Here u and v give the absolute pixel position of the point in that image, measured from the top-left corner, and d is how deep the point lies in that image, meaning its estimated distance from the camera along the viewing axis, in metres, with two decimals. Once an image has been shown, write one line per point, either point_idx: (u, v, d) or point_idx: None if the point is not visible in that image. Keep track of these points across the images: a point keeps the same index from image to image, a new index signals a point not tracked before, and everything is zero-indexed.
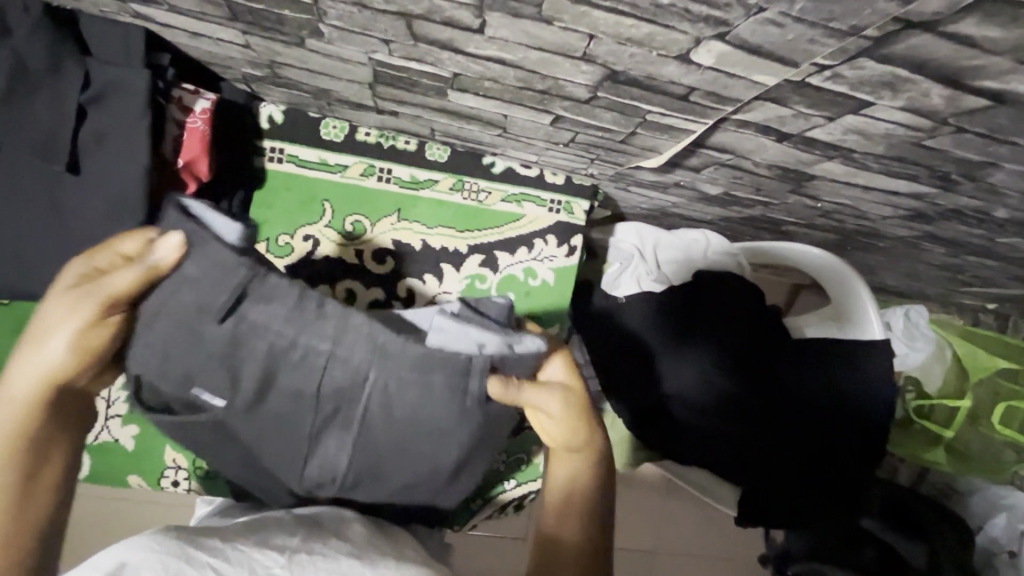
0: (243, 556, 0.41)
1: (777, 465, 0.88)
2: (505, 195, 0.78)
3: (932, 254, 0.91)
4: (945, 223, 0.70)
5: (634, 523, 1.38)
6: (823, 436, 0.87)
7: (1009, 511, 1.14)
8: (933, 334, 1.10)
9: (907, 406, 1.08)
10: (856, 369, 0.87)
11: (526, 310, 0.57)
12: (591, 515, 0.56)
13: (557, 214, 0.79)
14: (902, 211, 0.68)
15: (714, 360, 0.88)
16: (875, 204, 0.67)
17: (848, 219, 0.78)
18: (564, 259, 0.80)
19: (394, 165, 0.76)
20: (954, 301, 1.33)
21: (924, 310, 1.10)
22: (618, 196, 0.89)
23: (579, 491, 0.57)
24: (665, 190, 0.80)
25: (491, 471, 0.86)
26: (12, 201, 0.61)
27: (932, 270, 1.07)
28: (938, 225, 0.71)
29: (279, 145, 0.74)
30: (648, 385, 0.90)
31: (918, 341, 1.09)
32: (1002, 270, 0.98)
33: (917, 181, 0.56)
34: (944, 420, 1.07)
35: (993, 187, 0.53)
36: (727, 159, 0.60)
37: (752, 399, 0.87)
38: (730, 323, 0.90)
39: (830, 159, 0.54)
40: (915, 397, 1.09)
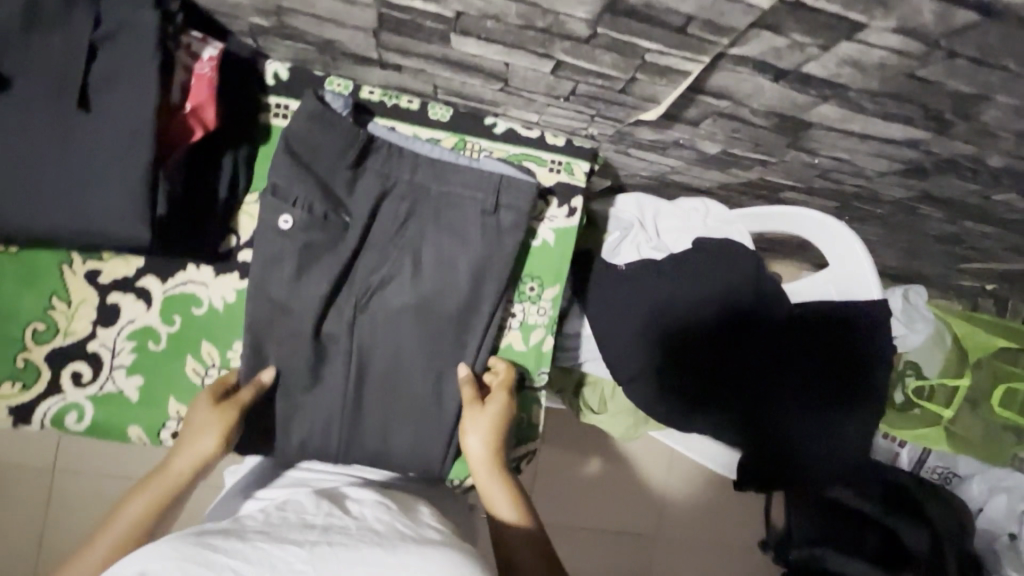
0: (261, 555, 0.44)
1: (774, 423, 0.89)
2: (506, 155, 0.78)
3: (930, 221, 0.92)
4: (940, 178, 0.71)
5: (629, 504, 1.44)
6: (820, 393, 0.87)
7: (1008, 493, 1.18)
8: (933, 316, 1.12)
9: (907, 387, 1.11)
10: (857, 330, 0.87)
11: (524, 190, 0.74)
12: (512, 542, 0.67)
13: (558, 174, 0.80)
14: (898, 165, 0.69)
15: (711, 317, 0.90)
16: (870, 157, 0.68)
17: (846, 180, 0.78)
18: (564, 220, 0.80)
19: (397, 123, 0.76)
20: (952, 282, 1.33)
21: (925, 292, 1.12)
22: (618, 162, 0.90)
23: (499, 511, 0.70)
24: (665, 151, 0.81)
25: None
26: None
27: (930, 244, 1.08)
28: (934, 181, 0.72)
29: (285, 102, 0.71)
30: (636, 352, 0.91)
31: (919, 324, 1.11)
32: (999, 240, 0.99)
33: (912, 125, 0.57)
34: (944, 400, 1.09)
35: (985, 128, 0.54)
36: (724, 108, 0.61)
37: (746, 359, 0.90)
38: (727, 283, 0.90)
39: (826, 102, 0.55)
40: (914, 379, 1.12)
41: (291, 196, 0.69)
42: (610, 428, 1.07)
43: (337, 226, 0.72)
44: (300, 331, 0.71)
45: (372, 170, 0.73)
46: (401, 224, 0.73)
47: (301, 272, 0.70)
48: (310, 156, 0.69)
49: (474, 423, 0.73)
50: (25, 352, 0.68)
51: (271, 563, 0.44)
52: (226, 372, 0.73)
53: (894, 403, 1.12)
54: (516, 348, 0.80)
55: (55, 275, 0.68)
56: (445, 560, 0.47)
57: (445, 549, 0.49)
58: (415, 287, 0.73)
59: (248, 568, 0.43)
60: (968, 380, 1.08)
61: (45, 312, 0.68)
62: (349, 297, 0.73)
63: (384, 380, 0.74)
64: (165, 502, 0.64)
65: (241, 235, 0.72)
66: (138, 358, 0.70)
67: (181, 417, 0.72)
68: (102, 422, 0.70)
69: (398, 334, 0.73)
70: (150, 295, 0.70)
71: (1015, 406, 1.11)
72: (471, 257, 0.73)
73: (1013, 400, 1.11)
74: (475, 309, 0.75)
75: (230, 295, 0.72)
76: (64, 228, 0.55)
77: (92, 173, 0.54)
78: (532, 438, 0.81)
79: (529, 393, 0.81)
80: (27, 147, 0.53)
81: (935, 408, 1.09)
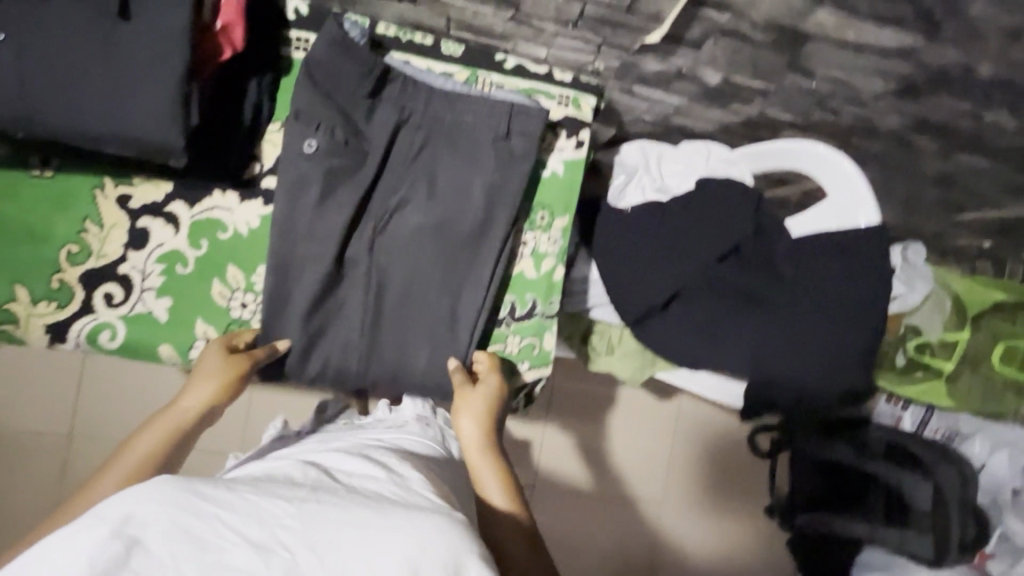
0: (250, 505, 0.40)
1: (780, 352, 0.89)
2: (516, 87, 0.81)
3: (924, 156, 0.96)
4: (930, 92, 0.78)
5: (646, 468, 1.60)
6: (826, 320, 0.88)
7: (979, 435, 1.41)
8: (928, 273, 1.21)
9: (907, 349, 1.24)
10: (865, 255, 0.86)
11: (534, 118, 0.77)
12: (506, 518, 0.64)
13: (566, 108, 0.83)
14: (891, 78, 0.76)
15: (716, 252, 0.92)
16: (865, 71, 0.77)
17: (843, 107, 0.83)
18: (572, 153, 0.82)
19: (410, 56, 0.79)
20: (950, 243, 1.30)
21: (922, 252, 1.21)
22: (622, 107, 0.94)
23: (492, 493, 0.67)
24: (668, 85, 0.85)
25: (502, 352, 0.83)
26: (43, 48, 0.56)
27: (926, 190, 1.13)
28: (924, 96, 0.78)
29: (304, 35, 0.74)
30: (642, 291, 0.93)
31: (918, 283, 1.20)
32: (992, 178, 1.03)
33: (902, 28, 0.70)
34: (946, 354, 1.22)
35: (966, 24, 0.69)
36: (724, 23, 0.74)
37: (750, 290, 0.92)
38: (729, 216, 0.92)
39: (822, 6, 0.69)
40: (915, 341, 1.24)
41: (314, 120, 0.72)
42: (621, 374, 1.10)
43: (357, 152, 0.75)
44: (321, 253, 0.74)
45: (388, 100, 0.76)
46: (417, 150, 0.76)
47: (324, 196, 0.73)
48: (330, 84, 0.73)
49: (465, 403, 0.73)
50: (60, 274, 0.71)
51: (260, 515, 0.40)
52: (251, 295, 0.76)
53: (897, 364, 1.25)
54: (527, 275, 0.83)
55: (88, 200, 0.71)
56: (444, 528, 0.42)
57: (446, 517, 0.44)
58: (431, 209, 0.76)
59: (234, 519, 0.39)
60: (970, 334, 1.20)
61: (78, 235, 0.71)
62: (368, 220, 0.76)
63: (402, 300, 0.77)
64: (177, 433, 0.66)
65: (264, 162, 0.75)
66: (167, 281, 0.73)
67: (209, 338, 0.75)
68: (133, 341, 0.73)
69: (415, 254, 0.77)
70: (178, 220, 0.73)
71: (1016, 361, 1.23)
72: (485, 180, 0.76)
73: (1013, 356, 1.23)
74: (488, 231, 0.77)
75: (254, 221, 0.75)
76: (111, 133, 0.58)
77: (135, 78, 0.57)
78: (545, 364, 0.84)
79: (541, 320, 0.83)
80: (74, 50, 0.56)
81: (938, 362, 1.22)
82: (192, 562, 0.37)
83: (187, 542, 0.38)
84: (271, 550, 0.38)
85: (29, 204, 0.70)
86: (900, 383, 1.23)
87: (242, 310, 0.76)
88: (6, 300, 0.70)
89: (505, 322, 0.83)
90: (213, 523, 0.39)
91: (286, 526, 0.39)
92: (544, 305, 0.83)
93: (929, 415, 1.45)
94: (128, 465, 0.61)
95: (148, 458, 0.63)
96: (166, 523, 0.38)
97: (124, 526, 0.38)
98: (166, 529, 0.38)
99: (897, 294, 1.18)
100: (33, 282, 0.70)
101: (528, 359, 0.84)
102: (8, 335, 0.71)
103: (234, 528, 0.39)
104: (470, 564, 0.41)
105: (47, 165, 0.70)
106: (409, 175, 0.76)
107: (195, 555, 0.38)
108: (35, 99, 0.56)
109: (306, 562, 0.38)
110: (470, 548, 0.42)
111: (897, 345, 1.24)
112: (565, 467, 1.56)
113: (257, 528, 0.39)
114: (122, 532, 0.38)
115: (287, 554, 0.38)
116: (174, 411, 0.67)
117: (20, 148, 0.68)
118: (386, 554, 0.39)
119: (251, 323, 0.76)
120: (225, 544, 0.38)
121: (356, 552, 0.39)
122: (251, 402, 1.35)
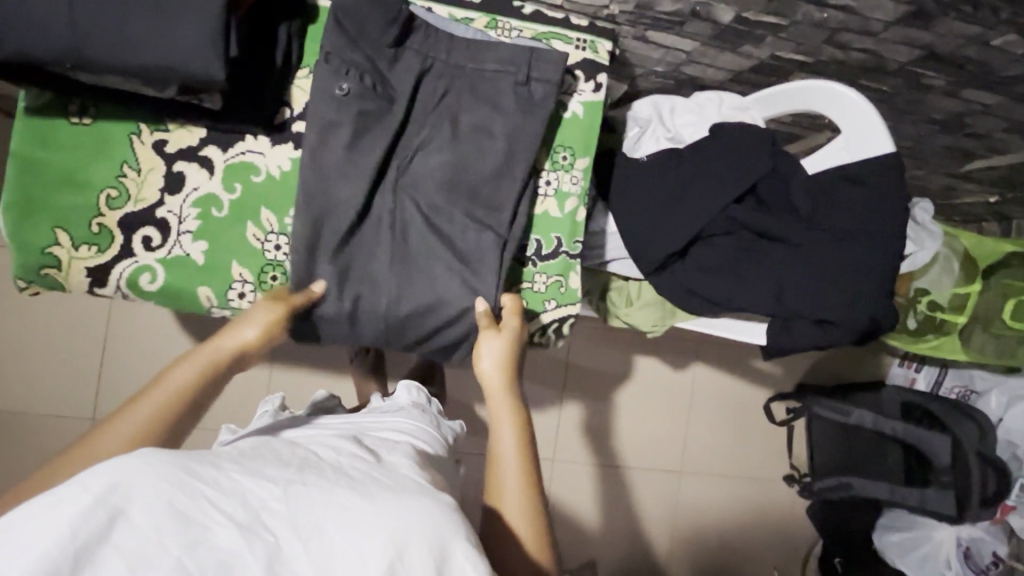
0: (236, 488, 0.45)
1: (800, 288, 0.91)
2: (536, 32, 0.84)
3: (934, 95, 0.99)
4: (941, 19, 0.80)
5: (664, 439, 1.60)
6: (844, 255, 0.90)
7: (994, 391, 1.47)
8: (938, 231, 1.21)
9: (917, 313, 1.33)
10: (874, 186, 0.90)
11: (552, 61, 0.78)
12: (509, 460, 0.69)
13: (583, 52, 0.84)
14: (903, 7, 0.79)
15: (735, 193, 0.93)
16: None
17: (853, 41, 0.87)
18: (591, 95, 0.84)
19: (434, 4, 0.82)
20: (955, 199, 1.42)
21: (930, 209, 1.22)
22: (636, 56, 0.97)
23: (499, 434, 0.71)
24: (681, 28, 0.88)
25: (530, 290, 0.86)
26: None
27: (936, 141, 1.15)
28: (935, 24, 0.81)
29: None
30: (663, 235, 0.94)
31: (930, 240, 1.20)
32: (1002, 121, 1.06)
33: None
34: (956, 307, 1.29)
35: None
36: None
37: (771, 230, 0.93)
38: (746, 157, 0.93)
39: None
40: (925, 304, 1.32)
41: (344, 65, 0.74)
42: (642, 327, 1.10)
43: (385, 97, 0.76)
44: (348, 193, 0.75)
45: (411, 50, 0.77)
46: (442, 95, 0.78)
47: (357, 139, 0.74)
48: (356, 31, 0.74)
49: (489, 346, 0.77)
50: (99, 218, 0.74)
51: (245, 498, 0.44)
52: (284, 238, 0.77)
53: (908, 327, 1.34)
54: (551, 216, 0.85)
55: (125, 145, 0.73)
56: (426, 508, 0.48)
57: (421, 499, 0.50)
58: (452, 149, 0.78)
59: (222, 499, 0.43)
60: (978, 284, 1.26)
61: (116, 179, 0.73)
62: (396, 163, 0.78)
63: (428, 240, 0.78)
64: (213, 370, 0.67)
65: (294, 108, 0.77)
66: (202, 224, 0.76)
67: (244, 279, 0.77)
68: (171, 283, 0.76)
69: (439, 195, 0.78)
70: (212, 164, 0.75)
71: None
72: (506, 121, 0.78)
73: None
74: (509, 169, 0.78)
75: (286, 164, 0.77)
76: (155, 62, 0.61)
77: (178, 8, 0.60)
78: (573, 303, 0.86)
79: (567, 260, 0.85)
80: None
81: (949, 316, 1.29)
82: (178, 536, 0.40)
83: (176, 517, 0.41)
84: (255, 530, 0.43)
85: (68, 150, 0.72)
86: (912, 344, 1.33)
87: (275, 252, 0.77)
88: (49, 244, 0.73)
89: (531, 262, 0.85)
90: (200, 500, 0.43)
91: (271, 509, 0.45)
92: (568, 243, 0.85)
93: (943, 375, 1.56)
94: (164, 395, 0.62)
95: (185, 390, 0.63)
96: (158, 497, 0.42)
97: (110, 496, 0.40)
98: (157, 503, 0.41)
99: (908, 253, 1.19)
100: (75, 227, 0.73)
101: (555, 297, 0.86)
102: (51, 279, 0.75)
103: (220, 506, 0.43)
104: (447, 540, 0.47)
105: (85, 112, 0.72)
106: (433, 118, 0.78)
107: (181, 529, 0.41)
108: (84, 29, 0.59)
109: (288, 543, 0.43)
110: (448, 526, 0.48)
111: (908, 309, 1.34)
112: (581, 444, 1.55)
113: (242, 509, 0.44)
114: (108, 503, 0.40)
115: (270, 536, 0.43)
116: (215, 348, 0.68)
117: (60, 94, 0.70)
118: (365, 533, 0.45)
119: (284, 264, 0.78)
120: (212, 522, 0.42)
121: (337, 530, 0.44)
122: (270, 378, 1.35)
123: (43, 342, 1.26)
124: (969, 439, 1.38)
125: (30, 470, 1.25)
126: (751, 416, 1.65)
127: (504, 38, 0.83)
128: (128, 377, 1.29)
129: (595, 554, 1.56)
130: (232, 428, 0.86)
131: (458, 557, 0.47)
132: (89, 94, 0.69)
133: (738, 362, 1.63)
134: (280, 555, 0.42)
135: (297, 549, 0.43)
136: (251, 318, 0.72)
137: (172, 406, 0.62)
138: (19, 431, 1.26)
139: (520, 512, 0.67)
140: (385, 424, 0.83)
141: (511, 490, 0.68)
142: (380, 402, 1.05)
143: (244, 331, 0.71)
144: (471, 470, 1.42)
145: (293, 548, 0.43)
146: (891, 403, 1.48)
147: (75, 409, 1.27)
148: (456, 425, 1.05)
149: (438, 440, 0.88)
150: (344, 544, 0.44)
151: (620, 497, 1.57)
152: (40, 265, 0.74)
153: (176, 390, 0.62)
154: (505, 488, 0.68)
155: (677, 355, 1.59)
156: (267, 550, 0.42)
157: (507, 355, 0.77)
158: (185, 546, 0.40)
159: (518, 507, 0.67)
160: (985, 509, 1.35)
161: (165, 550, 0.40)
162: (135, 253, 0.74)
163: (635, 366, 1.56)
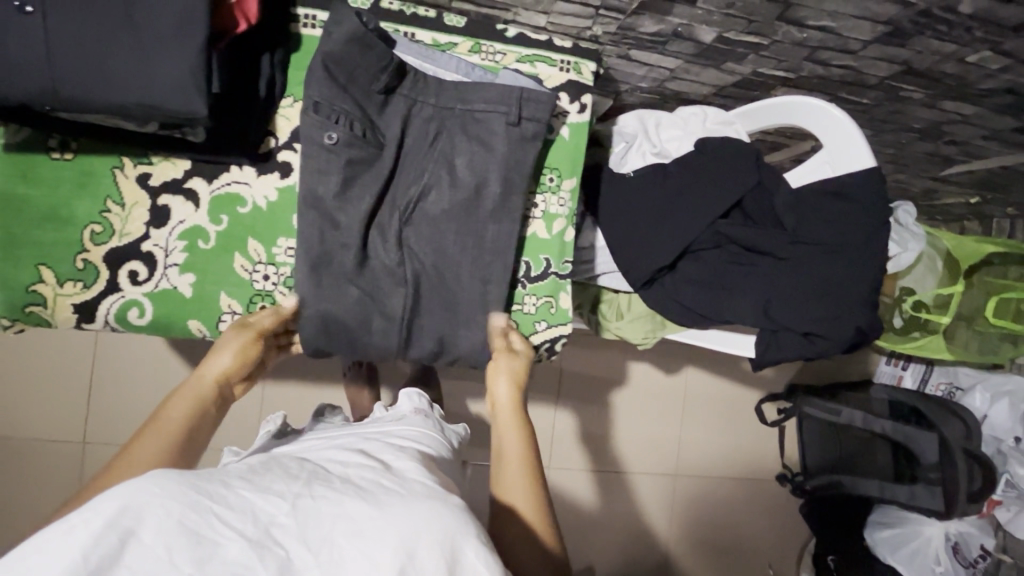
0: (245, 504, 0.45)
1: (786, 297, 0.92)
2: (519, 56, 0.84)
3: (913, 105, 1.00)
4: (919, 38, 0.81)
5: (657, 445, 1.61)
6: (826, 267, 0.91)
7: (981, 390, 1.50)
8: (922, 232, 1.23)
9: (904, 312, 1.34)
10: (857, 200, 0.91)
11: (543, 101, 0.77)
12: (514, 466, 0.70)
13: (567, 73, 0.85)
14: (881, 27, 0.80)
15: (720, 209, 0.93)
16: (855, 20, 0.79)
17: (833, 58, 0.88)
18: (576, 116, 0.84)
19: (416, 29, 0.81)
20: (937, 199, 1.45)
21: (913, 212, 1.24)
22: (620, 74, 0.98)
23: (504, 444, 0.73)
24: (664, 47, 0.89)
25: (521, 312, 0.86)
26: (58, 15, 0.57)
27: (917, 148, 1.17)
28: (912, 42, 0.82)
29: (312, 12, 0.76)
30: (650, 252, 0.94)
31: (911, 242, 1.21)
32: (982, 130, 1.07)
33: None
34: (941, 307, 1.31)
35: None
36: None
37: (757, 244, 0.94)
38: (729, 171, 0.94)
39: None
40: (911, 304, 1.33)
41: (333, 114, 0.72)
42: (631, 339, 1.10)
43: (375, 144, 0.76)
44: (340, 239, 0.75)
45: (401, 96, 0.77)
46: (436, 135, 0.78)
47: (345, 184, 0.74)
48: (347, 78, 0.73)
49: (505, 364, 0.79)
50: (84, 254, 0.73)
51: (255, 513, 0.45)
52: (273, 268, 0.77)
53: (895, 326, 1.36)
54: (542, 237, 0.85)
55: (109, 179, 0.73)
56: (437, 511, 0.49)
57: (430, 503, 0.49)
58: (450, 190, 0.78)
59: (233, 516, 0.44)
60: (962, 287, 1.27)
61: (100, 214, 0.73)
62: (390, 200, 0.78)
63: (433, 275, 0.79)
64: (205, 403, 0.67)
65: (279, 136, 0.76)
66: (189, 257, 0.75)
67: (233, 310, 0.77)
68: (160, 317, 0.76)
69: (437, 236, 0.78)
70: (198, 197, 0.75)
71: (1010, 315, 1.35)
72: (501, 159, 0.77)
73: (1007, 309, 1.35)
74: (506, 205, 0.79)
75: (273, 194, 0.76)
76: (138, 96, 0.60)
77: (158, 40, 0.59)
78: (564, 323, 0.87)
79: (557, 281, 0.86)
80: (96, 12, 0.58)
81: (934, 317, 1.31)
82: (190, 555, 0.41)
83: (187, 536, 0.41)
84: (266, 544, 0.43)
85: (49, 186, 0.72)
86: (899, 343, 1.35)
87: (264, 282, 0.77)
88: (34, 281, 0.72)
89: (522, 285, 0.86)
90: (211, 518, 0.43)
91: (281, 523, 0.45)
92: (558, 264, 0.85)
93: (929, 372, 1.59)
94: (162, 435, 0.61)
95: (182, 426, 0.63)
96: (169, 517, 0.42)
97: (120, 518, 0.41)
98: (168, 523, 0.42)
99: (892, 255, 1.21)
100: (59, 263, 0.73)
101: (545, 319, 0.87)
102: (36, 316, 0.74)
103: (232, 523, 0.43)
104: (459, 541, 0.47)
105: (66, 147, 0.72)
106: (430, 157, 0.78)
107: (191, 547, 0.41)
108: (63, 70, 0.58)
109: (299, 555, 0.43)
110: (459, 529, 0.48)
111: (893, 308, 1.35)
112: (577, 451, 1.56)
113: (253, 525, 0.44)
114: (119, 525, 0.40)
115: (281, 549, 0.43)
116: (198, 382, 0.68)
117: (41, 130, 0.69)
118: (376, 541, 0.44)
119: (272, 294, 0.78)
120: (224, 539, 0.42)
121: (348, 540, 0.44)
122: (264, 396, 1.35)
123: (30, 368, 1.24)
124: (955, 437, 1.38)
125: (26, 496, 1.24)
126: (742, 417, 1.68)
127: (488, 61, 0.84)
128: (122, 399, 1.28)
129: (593, 559, 1.57)
130: (236, 451, 0.86)
131: (470, 555, 0.47)
132: (70, 129, 0.69)
133: (729, 364, 1.65)
134: (291, 568, 0.43)
135: (309, 560, 0.43)
136: (223, 350, 0.71)
137: (173, 442, 0.61)
138: (13, 456, 1.24)
139: (527, 504, 0.67)
140: (390, 430, 0.84)
141: (522, 495, 0.68)
142: (382, 411, 1.05)
143: (219, 365, 0.70)
144: (474, 478, 1.43)
145: (306, 561, 0.43)
146: (879, 402, 1.50)
147: (67, 432, 1.26)
148: (460, 428, 1.06)
149: (443, 444, 0.89)
150: (356, 552, 0.44)
151: (619, 501, 1.59)
152: (25, 303, 0.73)
153: (175, 424, 0.63)
154: (513, 490, 0.68)
155: (669, 360, 1.60)
156: (279, 563, 0.42)
157: (516, 372, 0.80)
158: (197, 563, 0.41)
159: (530, 506, 0.67)
160: (971, 505, 1.37)
161: (177, 568, 0.40)
162: (121, 289, 0.74)
163: (628, 371, 1.57)
